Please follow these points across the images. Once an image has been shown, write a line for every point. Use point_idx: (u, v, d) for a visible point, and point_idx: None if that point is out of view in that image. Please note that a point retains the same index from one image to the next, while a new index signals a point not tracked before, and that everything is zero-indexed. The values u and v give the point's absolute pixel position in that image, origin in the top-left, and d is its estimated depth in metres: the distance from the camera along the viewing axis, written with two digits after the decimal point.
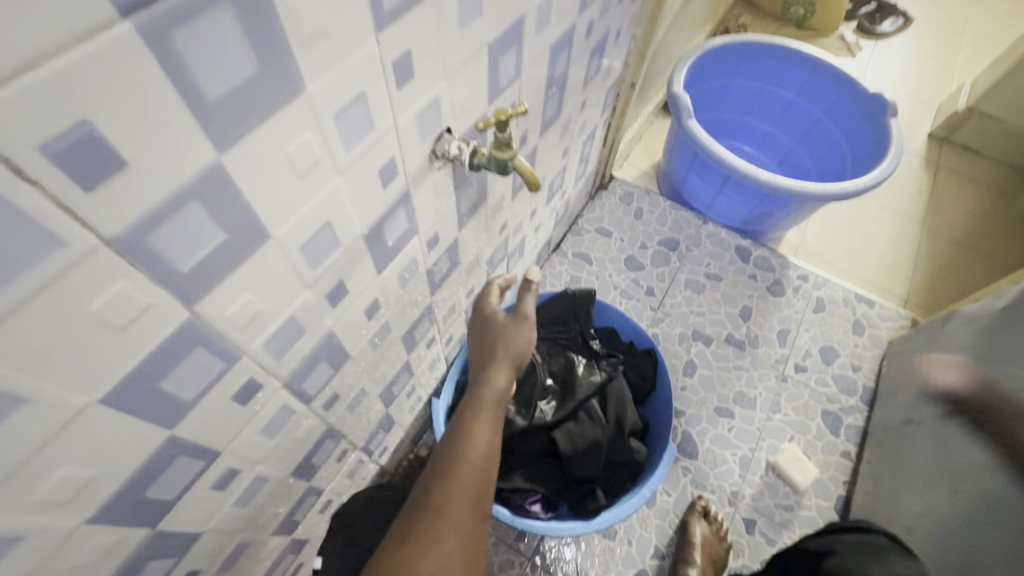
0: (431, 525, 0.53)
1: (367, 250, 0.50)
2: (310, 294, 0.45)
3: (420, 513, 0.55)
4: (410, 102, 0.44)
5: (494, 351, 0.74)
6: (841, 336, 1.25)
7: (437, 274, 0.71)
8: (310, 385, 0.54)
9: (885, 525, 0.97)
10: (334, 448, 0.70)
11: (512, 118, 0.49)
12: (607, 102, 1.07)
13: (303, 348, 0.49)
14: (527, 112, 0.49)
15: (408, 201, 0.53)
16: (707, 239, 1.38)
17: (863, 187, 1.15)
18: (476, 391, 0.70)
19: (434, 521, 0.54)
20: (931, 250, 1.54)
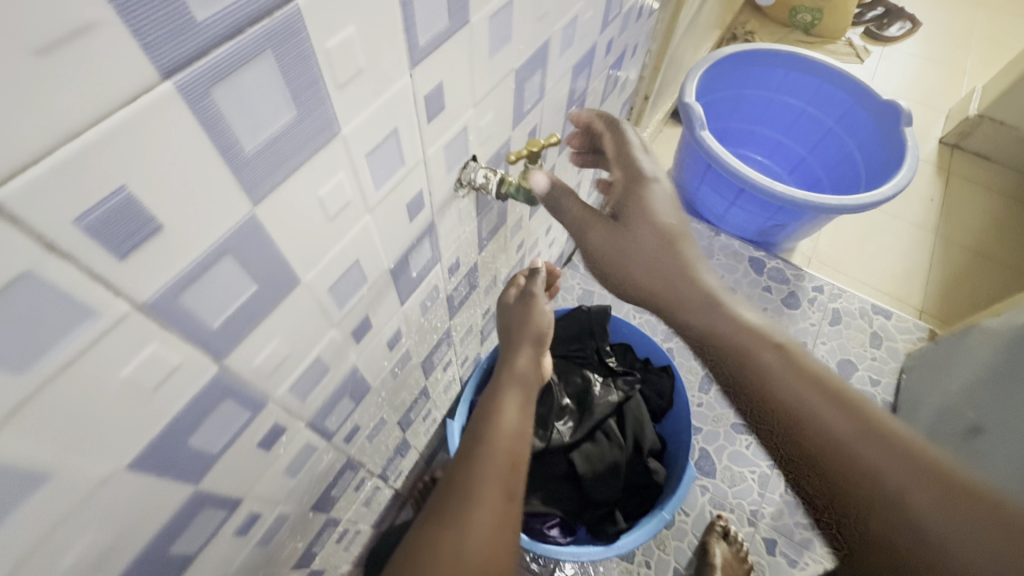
0: (451, 501, 0.52)
1: (392, 284, 0.49)
2: (336, 333, 0.43)
3: (442, 496, 0.54)
4: (439, 133, 0.42)
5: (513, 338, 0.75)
6: (859, 349, 1.23)
7: (457, 299, 0.69)
8: (332, 421, 0.53)
9: None
10: (352, 478, 0.68)
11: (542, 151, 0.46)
12: (622, 115, 1.05)
13: (327, 387, 0.47)
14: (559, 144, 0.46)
15: (432, 232, 0.51)
16: (720, 250, 1.37)
17: (880, 198, 1.14)
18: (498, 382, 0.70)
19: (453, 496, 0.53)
20: (945, 258, 1.52)
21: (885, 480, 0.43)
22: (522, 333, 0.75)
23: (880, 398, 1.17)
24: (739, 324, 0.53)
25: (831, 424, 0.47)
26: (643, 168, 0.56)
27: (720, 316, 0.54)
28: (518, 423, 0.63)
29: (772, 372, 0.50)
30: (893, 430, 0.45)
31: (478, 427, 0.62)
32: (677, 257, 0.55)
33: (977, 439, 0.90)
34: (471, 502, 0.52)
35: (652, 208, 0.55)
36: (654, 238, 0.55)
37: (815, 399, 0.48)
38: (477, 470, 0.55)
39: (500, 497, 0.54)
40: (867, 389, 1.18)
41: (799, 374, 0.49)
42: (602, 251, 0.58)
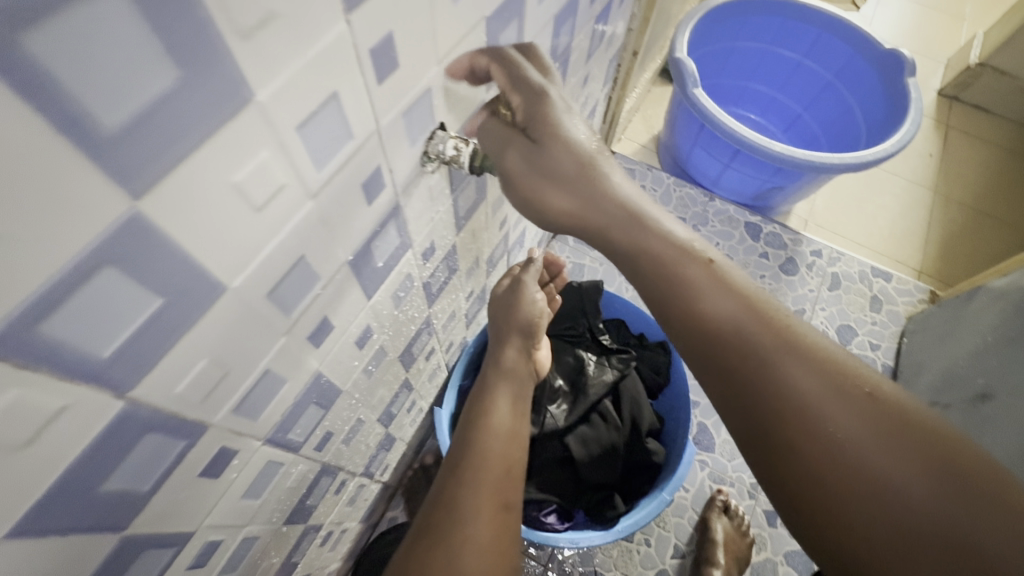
0: (442, 512, 0.50)
1: (353, 278, 0.42)
2: (286, 341, 0.37)
3: (433, 508, 0.51)
4: (395, 98, 0.35)
5: (502, 328, 0.72)
6: (858, 314, 1.20)
7: (435, 286, 0.63)
8: (298, 433, 0.47)
9: None
10: (331, 483, 0.63)
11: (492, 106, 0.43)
12: (609, 73, 0.97)
13: (284, 400, 0.41)
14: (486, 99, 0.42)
15: (398, 215, 0.44)
16: (715, 216, 1.31)
17: (883, 155, 1.07)
18: (486, 379, 0.67)
19: (445, 508, 0.50)
20: (944, 216, 1.47)
21: (824, 412, 0.36)
22: (511, 325, 0.71)
23: (880, 362, 1.15)
24: (672, 242, 0.44)
25: (781, 352, 0.39)
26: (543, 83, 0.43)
27: (646, 234, 0.44)
28: (508, 422, 0.60)
29: (713, 299, 0.41)
30: (839, 361, 0.38)
31: (467, 431, 0.59)
32: (594, 178, 0.44)
33: (984, 405, 0.88)
34: (462, 513, 0.49)
35: (559, 131, 0.43)
36: (569, 165, 0.43)
37: (755, 325, 0.40)
38: (466, 478, 0.52)
39: (492, 504, 0.51)
40: (866, 354, 1.15)
41: (747, 304, 0.41)
42: (519, 188, 0.45)
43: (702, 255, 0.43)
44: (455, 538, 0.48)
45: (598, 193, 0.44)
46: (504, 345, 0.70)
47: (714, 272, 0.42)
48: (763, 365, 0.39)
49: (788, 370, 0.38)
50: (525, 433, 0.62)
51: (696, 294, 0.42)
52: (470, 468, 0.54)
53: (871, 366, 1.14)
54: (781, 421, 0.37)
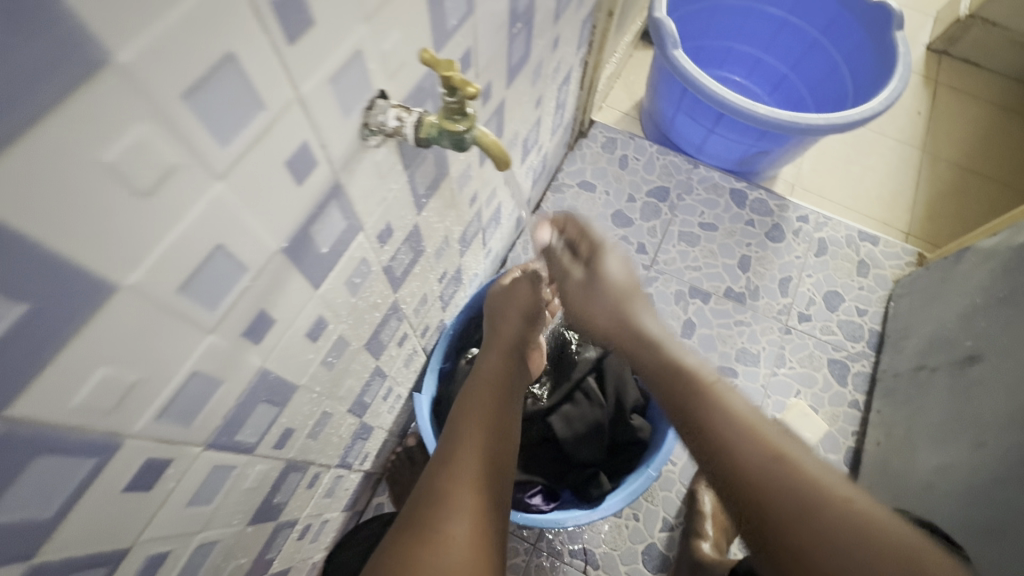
0: (434, 506, 0.47)
1: (291, 267, 0.39)
2: (215, 339, 0.34)
3: (422, 500, 0.48)
4: (317, 62, 0.31)
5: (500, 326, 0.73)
6: (846, 280, 1.18)
7: (399, 269, 0.60)
8: (249, 433, 0.44)
9: (902, 476, 0.90)
10: (300, 478, 0.61)
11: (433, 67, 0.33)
12: (583, 36, 0.91)
13: (223, 401, 0.38)
14: (428, 59, 0.33)
15: (340, 194, 0.40)
16: (699, 184, 1.27)
17: (869, 114, 1.04)
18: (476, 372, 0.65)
19: (436, 502, 0.48)
20: (932, 176, 1.44)
21: (810, 519, 0.39)
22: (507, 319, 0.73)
23: (867, 328, 1.13)
24: (679, 364, 0.51)
25: (781, 469, 0.42)
26: (598, 237, 0.62)
27: (664, 356, 0.53)
28: (498, 417, 0.58)
29: (717, 412, 0.46)
30: (823, 478, 0.41)
31: (452, 424, 0.57)
32: (631, 308, 0.58)
33: (971, 367, 0.87)
34: (443, 507, 0.47)
35: (607, 268, 0.60)
36: (614, 295, 0.58)
37: (744, 435, 0.44)
38: (451, 472, 0.50)
39: (475, 499, 0.49)
40: (853, 319, 1.14)
41: (752, 422, 0.45)
42: (579, 311, 0.61)
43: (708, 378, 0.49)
44: (435, 533, 0.45)
45: (631, 321, 0.57)
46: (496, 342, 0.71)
47: (715, 391, 0.48)
48: (764, 479, 0.42)
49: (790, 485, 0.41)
50: (513, 431, 0.59)
51: (703, 410, 0.47)
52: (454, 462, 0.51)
53: (858, 332, 1.13)
54: (777, 531, 0.40)
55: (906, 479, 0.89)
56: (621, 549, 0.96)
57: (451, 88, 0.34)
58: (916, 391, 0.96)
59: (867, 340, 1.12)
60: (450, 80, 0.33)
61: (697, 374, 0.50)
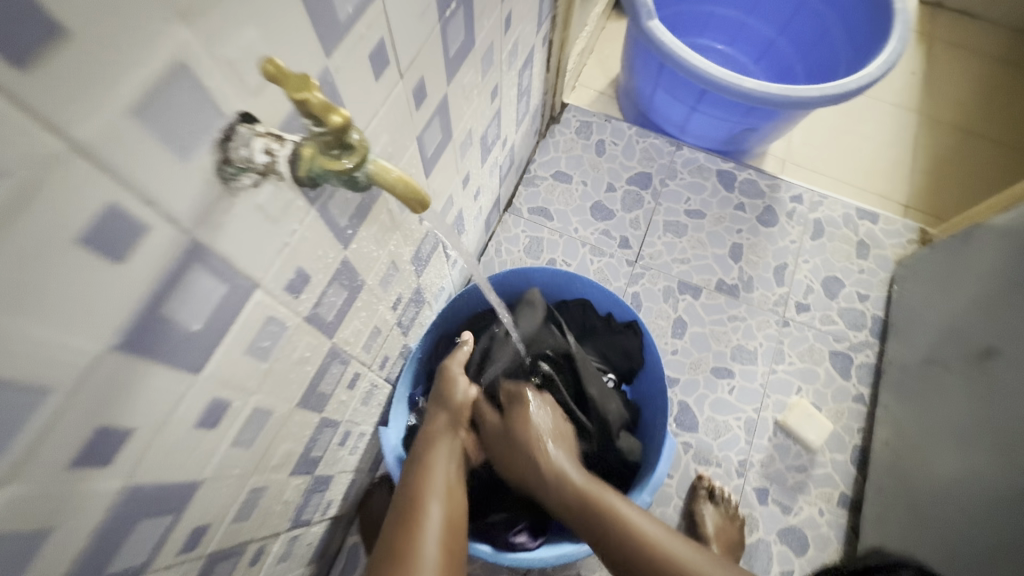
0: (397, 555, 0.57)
1: (140, 362, 0.28)
2: (17, 488, 0.24)
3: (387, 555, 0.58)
4: (97, 93, 0.21)
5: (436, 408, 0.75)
6: (845, 263, 1.09)
7: (330, 313, 0.50)
8: (130, 557, 0.35)
9: (917, 483, 0.84)
10: (236, 562, 0.52)
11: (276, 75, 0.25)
12: (543, 12, 0.80)
13: (67, 544, 0.29)
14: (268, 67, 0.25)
15: (204, 255, 0.30)
16: (684, 167, 1.17)
17: (867, 82, 0.94)
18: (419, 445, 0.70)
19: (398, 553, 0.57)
20: (930, 141, 1.35)
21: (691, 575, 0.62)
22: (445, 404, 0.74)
23: (870, 314, 1.05)
24: (575, 482, 0.70)
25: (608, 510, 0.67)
26: (546, 468, 0.71)
27: (569, 482, 0.70)
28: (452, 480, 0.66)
29: (608, 519, 0.66)
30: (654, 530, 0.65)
31: (411, 484, 0.65)
32: (548, 462, 0.71)
33: (989, 363, 0.79)
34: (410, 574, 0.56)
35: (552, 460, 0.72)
36: (523, 443, 0.73)
37: (626, 519, 0.65)
38: (422, 536, 0.59)
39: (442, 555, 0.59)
40: (855, 306, 1.06)
41: (591, 484, 0.69)
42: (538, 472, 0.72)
43: (584, 481, 0.69)
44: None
45: (538, 459, 0.72)
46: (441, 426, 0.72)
47: (594, 495, 0.68)
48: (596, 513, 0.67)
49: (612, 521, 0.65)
50: (463, 489, 0.67)
51: (603, 522, 0.66)
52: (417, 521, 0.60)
53: (860, 320, 1.05)
54: None
55: (923, 487, 0.83)
56: None
57: (312, 114, 0.24)
58: (928, 387, 0.90)
59: (870, 328, 1.04)
60: (307, 103, 0.23)
61: (612, 505, 0.66)
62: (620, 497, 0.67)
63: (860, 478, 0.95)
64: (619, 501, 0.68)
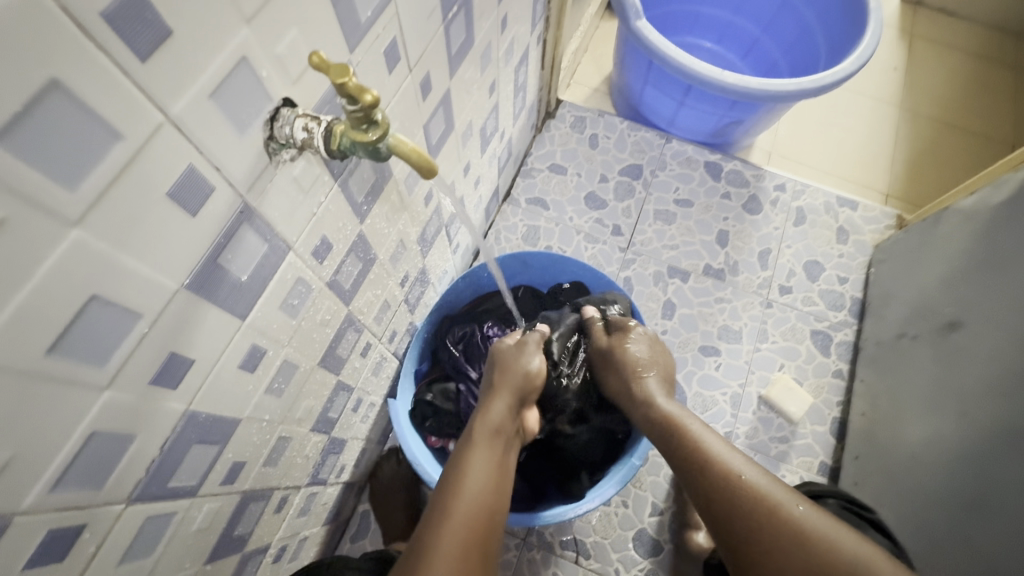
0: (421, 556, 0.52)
1: (202, 302, 0.35)
2: (114, 394, 0.31)
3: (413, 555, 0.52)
4: (186, 79, 0.27)
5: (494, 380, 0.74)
6: (825, 248, 1.16)
7: (347, 281, 0.56)
8: (185, 477, 0.41)
9: (888, 447, 0.90)
10: (264, 506, 0.59)
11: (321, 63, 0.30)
12: (537, 12, 0.86)
13: (143, 453, 0.35)
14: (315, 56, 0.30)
15: (252, 216, 0.36)
16: (673, 159, 1.23)
17: (842, 75, 1.00)
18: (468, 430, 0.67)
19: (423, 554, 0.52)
20: (910, 133, 1.41)
21: (802, 535, 0.54)
22: (502, 382, 0.73)
23: (849, 296, 1.11)
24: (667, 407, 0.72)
25: (700, 453, 0.63)
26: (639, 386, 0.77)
27: (657, 407, 0.73)
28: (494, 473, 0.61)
29: (694, 445, 0.64)
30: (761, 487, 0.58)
31: (454, 470, 0.61)
32: (643, 385, 0.77)
33: (953, 334, 0.86)
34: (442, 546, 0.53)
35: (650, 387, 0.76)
36: (617, 354, 0.82)
37: (709, 441, 0.64)
38: (447, 530, 0.54)
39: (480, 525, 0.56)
40: (835, 288, 1.12)
41: (680, 415, 0.70)
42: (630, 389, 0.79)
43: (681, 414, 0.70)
44: None
45: (648, 393, 0.76)
46: (494, 396, 0.72)
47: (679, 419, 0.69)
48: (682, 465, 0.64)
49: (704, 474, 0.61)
50: (504, 486, 0.62)
51: (687, 447, 0.65)
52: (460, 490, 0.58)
53: (839, 301, 1.11)
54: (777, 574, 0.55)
55: (892, 450, 0.89)
56: (612, 538, 0.95)
57: (347, 95, 0.30)
58: (899, 359, 0.96)
59: (849, 309, 1.10)
60: (344, 86, 0.29)
61: (699, 440, 0.64)
62: (711, 429, 0.65)
63: (839, 448, 1.01)
64: (712, 436, 0.65)
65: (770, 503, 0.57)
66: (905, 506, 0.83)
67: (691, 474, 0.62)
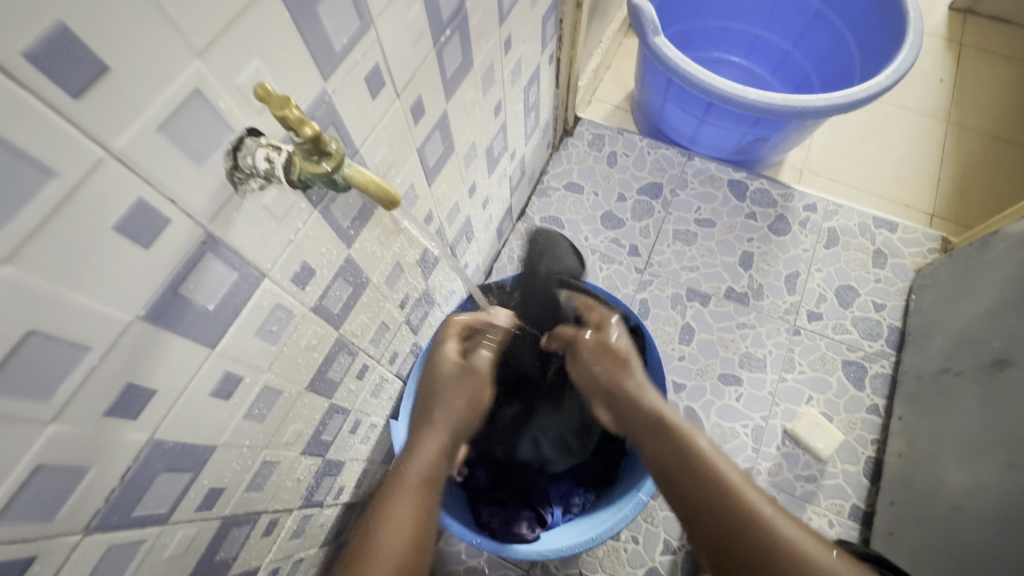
0: None
1: (164, 333, 0.35)
2: (61, 427, 0.30)
3: None
4: (129, 114, 0.27)
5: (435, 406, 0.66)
6: (860, 272, 1.08)
7: (335, 306, 0.55)
8: (153, 506, 0.41)
9: (927, 495, 0.83)
10: (249, 530, 0.58)
11: (264, 95, 0.31)
12: (548, 32, 0.85)
13: (97, 485, 0.35)
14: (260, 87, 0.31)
15: (218, 245, 0.36)
16: (694, 177, 1.19)
17: (876, 90, 0.93)
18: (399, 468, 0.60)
19: None
20: (959, 148, 1.32)
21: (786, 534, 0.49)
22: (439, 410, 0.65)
23: (886, 324, 1.04)
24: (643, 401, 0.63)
25: (719, 485, 0.53)
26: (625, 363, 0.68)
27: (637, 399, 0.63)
28: (415, 523, 0.54)
29: (680, 440, 0.57)
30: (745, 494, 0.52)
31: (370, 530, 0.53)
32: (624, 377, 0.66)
33: (1002, 372, 0.79)
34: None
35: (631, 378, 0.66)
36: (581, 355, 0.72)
37: (693, 441, 0.57)
38: None
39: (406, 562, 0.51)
40: (870, 315, 1.05)
41: (663, 412, 0.61)
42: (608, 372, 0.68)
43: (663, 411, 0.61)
44: None
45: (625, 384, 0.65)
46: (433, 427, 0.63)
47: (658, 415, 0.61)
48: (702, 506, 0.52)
49: (728, 509, 0.51)
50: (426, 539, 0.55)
51: (673, 439, 0.57)
52: (383, 546, 0.51)
53: (875, 329, 1.04)
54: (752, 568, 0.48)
55: (933, 499, 0.82)
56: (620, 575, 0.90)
57: (290, 128, 0.31)
58: (943, 397, 0.89)
59: (886, 338, 1.03)
60: (286, 119, 0.30)
61: (687, 439, 0.57)
62: (704, 439, 0.57)
63: (873, 490, 0.93)
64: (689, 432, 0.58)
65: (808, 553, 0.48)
66: (945, 565, 0.76)
67: (676, 464, 0.56)
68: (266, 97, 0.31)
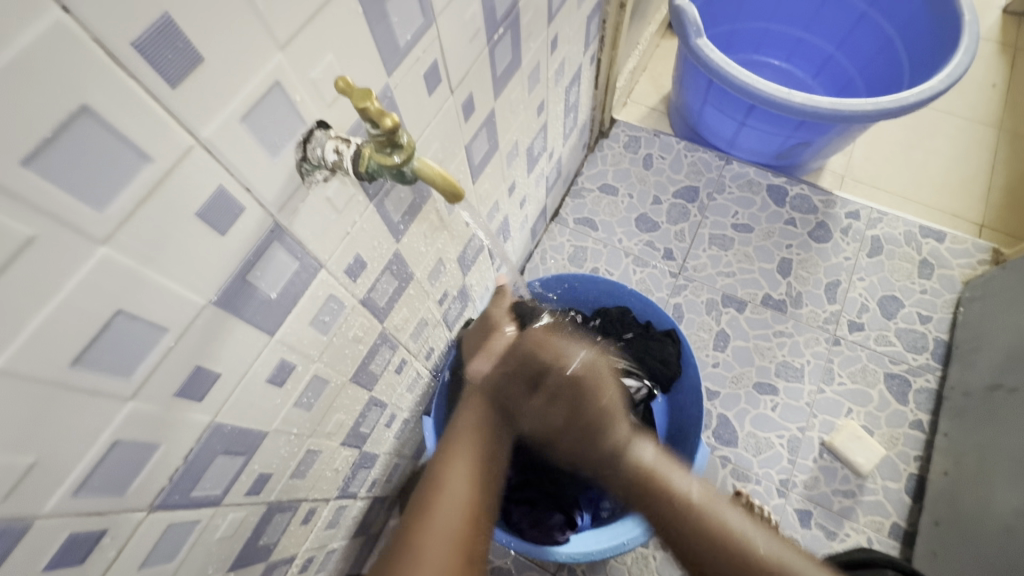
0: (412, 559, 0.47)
1: (231, 318, 0.36)
2: (138, 404, 0.32)
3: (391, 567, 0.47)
4: (216, 102, 0.28)
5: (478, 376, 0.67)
6: (905, 282, 1.05)
7: (381, 299, 0.56)
8: (209, 487, 0.42)
9: (974, 515, 0.80)
10: (291, 516, 0.59)
11: (345, 89, 0.31)
12: (591, 32, 0.85)
13: (162, 464, 0.36)
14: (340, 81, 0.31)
15: (283, 235, 0.37)
16: (732, 181, 1.17)
17: (928, 94, 0.90)
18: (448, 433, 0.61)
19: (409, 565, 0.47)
20: (1011, 157, 1.27)
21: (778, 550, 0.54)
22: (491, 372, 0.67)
23: (931, 337, 1.00)
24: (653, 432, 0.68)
25: (718, 515, 0.58)
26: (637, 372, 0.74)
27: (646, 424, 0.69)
28: (476, 480, 0.55)
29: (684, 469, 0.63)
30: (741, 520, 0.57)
31: (425, 498, 0.53)
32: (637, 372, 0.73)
33: None
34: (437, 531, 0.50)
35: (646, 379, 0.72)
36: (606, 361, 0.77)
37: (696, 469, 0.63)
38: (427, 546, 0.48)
39: (468, 529, 0.51)
40: (915, 327, 1.01)
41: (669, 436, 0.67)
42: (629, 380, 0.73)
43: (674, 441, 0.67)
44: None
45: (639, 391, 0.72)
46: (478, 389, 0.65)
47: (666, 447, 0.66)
48: (695, 523, 0.58)
49: (729, 538, 0.55)
50: (490, 493, 0.56)
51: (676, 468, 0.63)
52: (443, 501, 0.52)
53: (920, 342, 1.00)
54: None
55: (980, 518, 0.79)
56: None
57: (369, 119, 0.32)
58: (992, 413, 0.85)
59: (931, 351, 0.99)
60: (366, 110, 0.31)
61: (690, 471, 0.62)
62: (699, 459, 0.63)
63: (915, 509, 0.90)
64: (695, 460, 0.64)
65: (801, 574, 0.52)
66: None
67: (684, 492, 0.61)
68: (348, 91, 0.31)
